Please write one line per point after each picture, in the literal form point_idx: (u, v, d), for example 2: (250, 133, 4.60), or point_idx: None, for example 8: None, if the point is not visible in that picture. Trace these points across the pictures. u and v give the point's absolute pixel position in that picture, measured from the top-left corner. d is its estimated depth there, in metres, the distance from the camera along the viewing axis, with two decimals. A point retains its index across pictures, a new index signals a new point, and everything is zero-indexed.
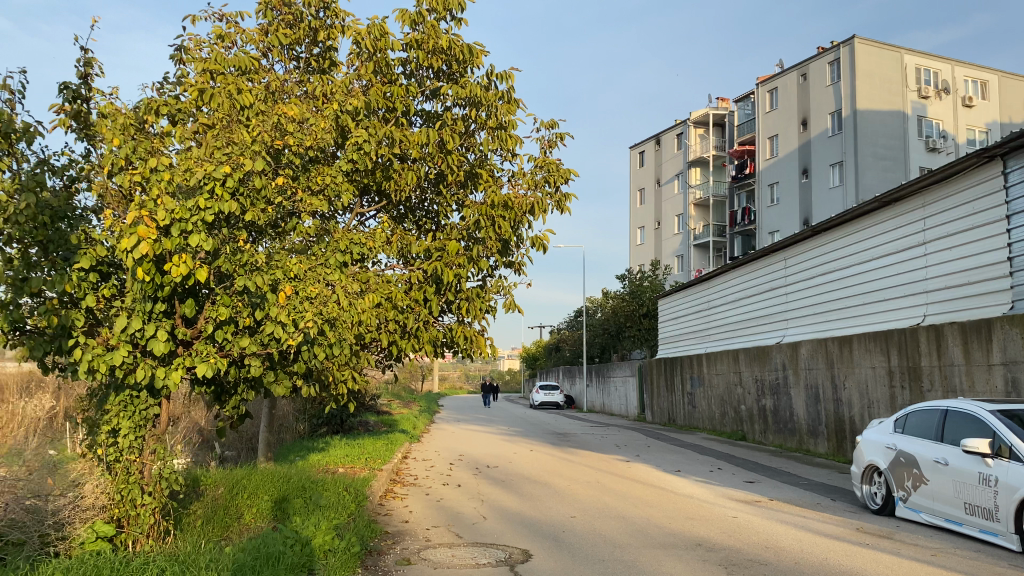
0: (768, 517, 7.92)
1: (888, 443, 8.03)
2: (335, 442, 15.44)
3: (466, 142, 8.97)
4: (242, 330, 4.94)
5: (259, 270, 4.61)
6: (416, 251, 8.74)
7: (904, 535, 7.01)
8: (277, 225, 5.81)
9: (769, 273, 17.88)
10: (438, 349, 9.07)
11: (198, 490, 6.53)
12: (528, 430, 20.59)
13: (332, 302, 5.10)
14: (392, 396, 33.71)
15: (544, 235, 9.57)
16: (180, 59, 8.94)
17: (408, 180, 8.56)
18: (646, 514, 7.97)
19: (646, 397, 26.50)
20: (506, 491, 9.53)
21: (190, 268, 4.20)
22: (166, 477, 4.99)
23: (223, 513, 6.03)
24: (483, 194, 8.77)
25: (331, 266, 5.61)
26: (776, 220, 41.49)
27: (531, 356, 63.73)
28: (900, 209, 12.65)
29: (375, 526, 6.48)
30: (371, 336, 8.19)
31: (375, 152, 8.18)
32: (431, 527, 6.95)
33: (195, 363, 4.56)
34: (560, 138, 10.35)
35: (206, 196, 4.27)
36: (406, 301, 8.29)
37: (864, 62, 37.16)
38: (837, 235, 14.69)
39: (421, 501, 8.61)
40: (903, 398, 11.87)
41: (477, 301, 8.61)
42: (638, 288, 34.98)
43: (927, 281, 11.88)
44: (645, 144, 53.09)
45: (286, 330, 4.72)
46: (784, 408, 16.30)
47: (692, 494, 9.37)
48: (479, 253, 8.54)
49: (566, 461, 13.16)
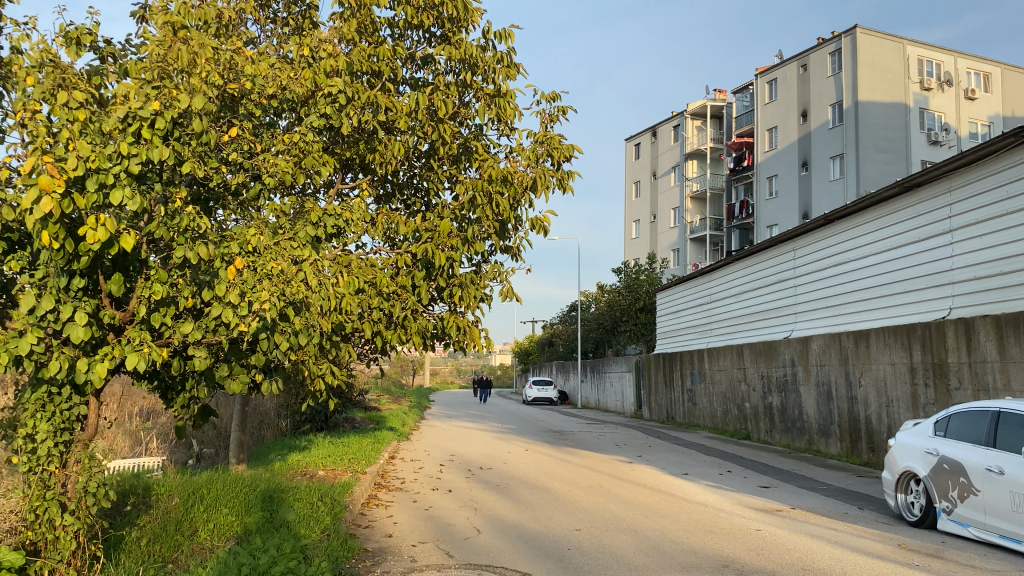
0: (795, 530, 7.08)
1: (928, 448, 7.22)
2: (319, 440, 14.55)
3: (458, 111, 8.09)
4: (186, 313, 3.97)
5: (202, 237, 3.74)
6: (404, 232, 7.87)
7: (953, 553, 6.20)
8: (238, 194, 4.94)
9: (776, 265, 17.09)
10: (428, 341, 8.22)
11: (148, 501, 5.63)
12: (521, 427, 19.75)
13: (298, 282, 4.23)
14: (381, 391, 32.84)
15: (545, 217, 8.71)
16: (142, 18, 8.02)
17: (394, 152, 7.69)
18: (659, 526, 7.13)
19: (643, 393, 25.70)
20: (502, 498, 8.68)
21: (112, 234, 3.32)
22: (94, 492, 4.07)
23: (173, 529, 5.15)
24: (479, 170, 7.92)
25: (299, 241, 4.75)
26: (775, 213, 40.71)
27: (524, 351, 62.89)
28: (923, 195, 11.87)
29: (352, 544, 5.61)
30: (351, 326, 7.32)
31: (358, 118, 7.29)
32: (417, 543, 6.09)
33: (125, 353, 3.68)
34: (563, 111, 9.45)
35: (130, 140, 3.39)
36: (392, 287, 7.48)
37: (866, 52, 36.38)
38: (851, 224, 13.91)
39: (407, 510, 7.75)
40: (926, 396, 11.08)
41: (471, 288, 7.73)
42: (634, 282, 34.18)
43: (953, 271, 11.10)
44: (641, 137, 52.26)
45: (238, 313, 3.83)
46: (792, 406, 15.53)
47: (706, 502, 8.53)
48: (475, 234, 7.68)
49: (565, 462, 12.32)
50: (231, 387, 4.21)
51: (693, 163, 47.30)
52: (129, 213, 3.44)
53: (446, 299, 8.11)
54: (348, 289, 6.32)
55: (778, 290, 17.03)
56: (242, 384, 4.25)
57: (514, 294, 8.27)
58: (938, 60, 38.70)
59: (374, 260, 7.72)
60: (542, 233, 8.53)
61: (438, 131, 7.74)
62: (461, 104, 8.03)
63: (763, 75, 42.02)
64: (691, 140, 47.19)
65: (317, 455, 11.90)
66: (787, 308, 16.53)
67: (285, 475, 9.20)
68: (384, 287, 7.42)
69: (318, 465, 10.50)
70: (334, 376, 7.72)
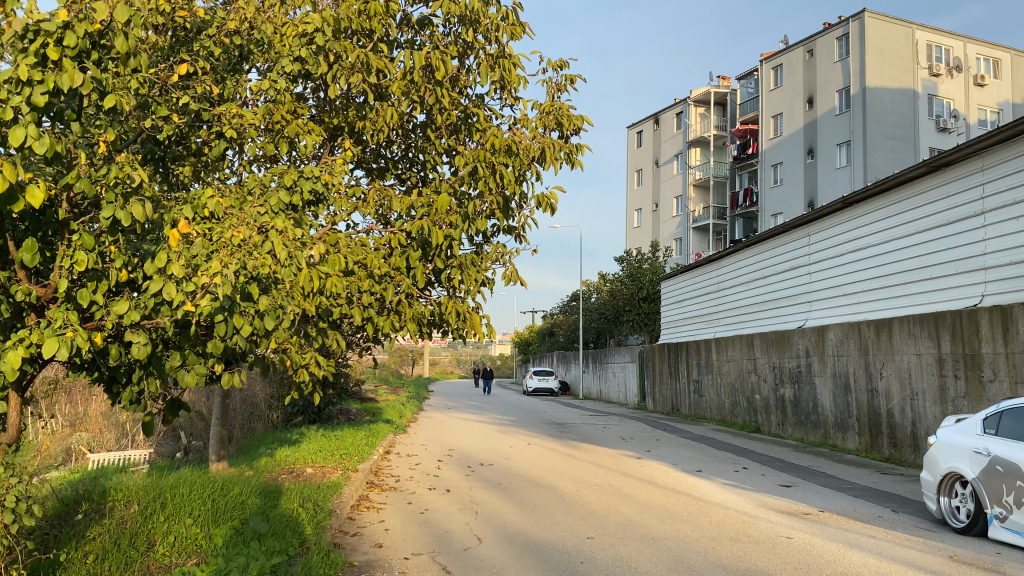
0: (831, 538, 6.38)
1: (977, 447, 6.52)
2: (311, 433, 13.91)
3: (456, 76, 7.35)
4: (124, 290, 3.25)
5: (136, 193, 3.01)
6: (397, 209, 7.15)
7: (1014, 568, 5.50)
8: (195, 151, 4.23)
9: (790, 251, 16.37)
10: (424, 329, 7.50)
11: (102, 509, 4.91)
12: (523, 419, 19.09)
13: (264, 255, 3.53)
14: (379, 381, 32.19)
15: (552, 193, 7.97)
16: None
17: (385, 120, 6.96)
18: (680, 533, 6.43)
19: (647, 384, 25.06)
20: (505, 499, 7.97)
21: (14, 183, 2.58)
22: (14, 507, 3.34)
23: (126, 543, 4.45)
24: (481, 140, 7.17)
25: (268, 208, 4.05)
26: (780, 201, 39.96)
27: (524, 341, 62.24)
28: (951, 175, 11.16)
29: (336, 558, 4.92)
30: (337, 311, 6.61)
31: (344, 79, 6.55)
32: (410, 556, 5.39)
33: (43, 339, 2.94)
34: (571, 80, 8.70)
35: (33, 62, 2.66)
36: (384, 269, 6.76)
37: (874, 36, 35.54)
38: (872, 207, 13.21)
39: (401, 514, 7.06)
40: (956, 388, 10.40)
41: (472, 270, 6.98)
42: (637, 271, 33.49)
43: (986, 256, 10.39)
44: (644, 124, 51.49)
45: (184, 289, 3.11)
46: (806, 398, 14.86)
47: (727, 505, 7.84)
48: (476, 210, 6.93)
49: (570, 457, 11.62)
50: (184, 380, 3.48)
51: (696, 151, 46.52)
52: (37, 157, 2.71)
53: (443, 283, 7.39)
54: (332, 271, 5.61)
55: (791, 278, 16.35)
56: (197, 375, 3.53)
57: (519, 277, 7.55)
58: (948, 45, 37.89)
59: (363, 239, 7.00)
60: (549, 211, 7.80)
61: (435, 94, 6.96)
62: (459, 67, 7.29)
63: (768, 60, 41.20)
64: (695, 127, 46.39)
65: (307, 450, 11.21)
66: (801, 297, 15.84)
67: (269, 473, 8.50)
68: (374, 269, 6.71)
69: (307, 461, 9.81)
70: (320, 369, 7.00)
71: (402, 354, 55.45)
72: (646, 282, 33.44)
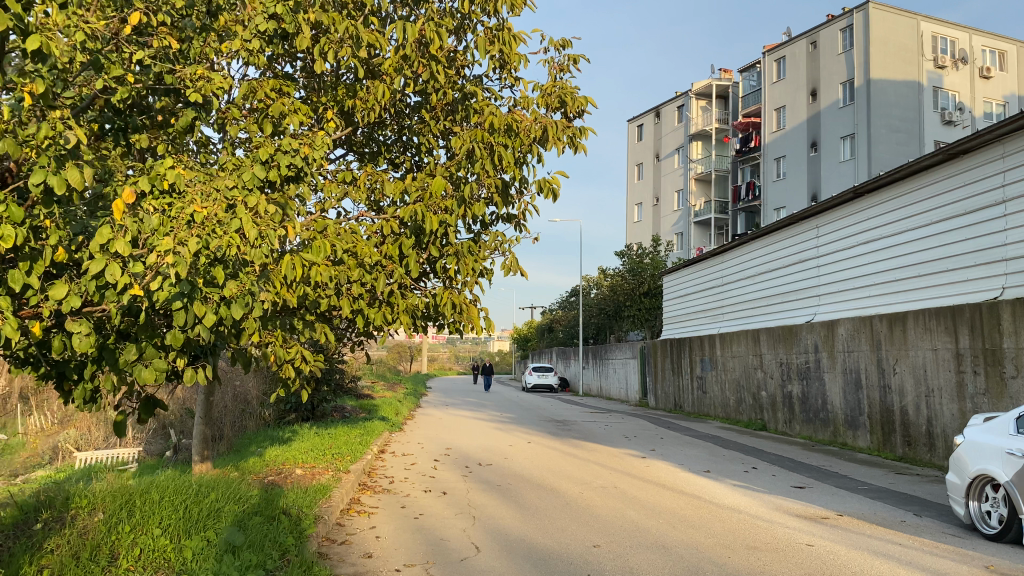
0: (854, 546, 5.95)
1: (1009, 448, 6.09)
2: (304, 431, 13.51)
3: (453, 53, 6.93)
4: (67, 273, 2.83)
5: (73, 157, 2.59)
6: (390, 194, 6.73)
7: None
8: (160, 118, 3.83)
9: (797, 244, 15.95)
10: (419, 323, 7.08)
11: (63, 518, 4.47)
12: (522, 416, 18.69)
13: (230, 234, 3.11)
14: (376, 377, 31.75)
15: (555, 178, 7.53)
16: None
17: (378, 98, 6.54)
18: (693, 541, 6.00)
19: (649, 380, 24.65)
20: (504, 502, 7.56)
21: None
22: None
23: (85, 556, 4.00)
24: (479, 119, 6.71)
25: (241, 184, 3.64)
26: (782, 195, 39.53)
27: (523, 336, 61.79)
28: (970, 163, 10.73)
29: (320, 571, 4.48)
30: (325, 303, 6.19)
31: (333, 53, 6.12)
32: (402, 568, 4.96)
33: None
34: (574, 61, 8.24)
35: None
36: (375, 258, 6.34)
37: (879, 28, 35.09)
38: (885, 197, 12.78)
39: (394, 519, 6.63)
40: (975, 385, 9.99)
41: (470, 258, 6.54)
42: (638, 265, 32.96)
43: (1006, 247, 9.96)
44: (644, 117, 51.04)
45: (132, 269, 2.70)
46: (814, 395, 14.45)
47: (740, 509, 7.41)
48: (473, 194, 6.47)
49: (573, 456, 11.20)
50: (141, 375, 3.06)
51: (697, 145, 46.06)
52: None
53: (439, 274, 6.94)
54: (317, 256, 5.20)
55: (798, 271, 15.95)
56: (156, 372, 3.11)
57: (520, 267, 7.10)
58: (953, 37, 37.40)
59: (352, 227, 6.58)
60: (552, 197, 7.35)
61: (431, 70, 6.54)
62: (456, 44, 6.87)
63: (770, 53, 40.75)
64: (696, 120, 45.93)
65: (299, 450, 10.78)
66: (808, 290, 15.45)
67: (256, 475, 8.06)
68: (367, 257, 6.30)
69: (297, 462, 9.36)
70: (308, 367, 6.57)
71: (400, 350, 55.03)
72: (648, 277, 32.99)
